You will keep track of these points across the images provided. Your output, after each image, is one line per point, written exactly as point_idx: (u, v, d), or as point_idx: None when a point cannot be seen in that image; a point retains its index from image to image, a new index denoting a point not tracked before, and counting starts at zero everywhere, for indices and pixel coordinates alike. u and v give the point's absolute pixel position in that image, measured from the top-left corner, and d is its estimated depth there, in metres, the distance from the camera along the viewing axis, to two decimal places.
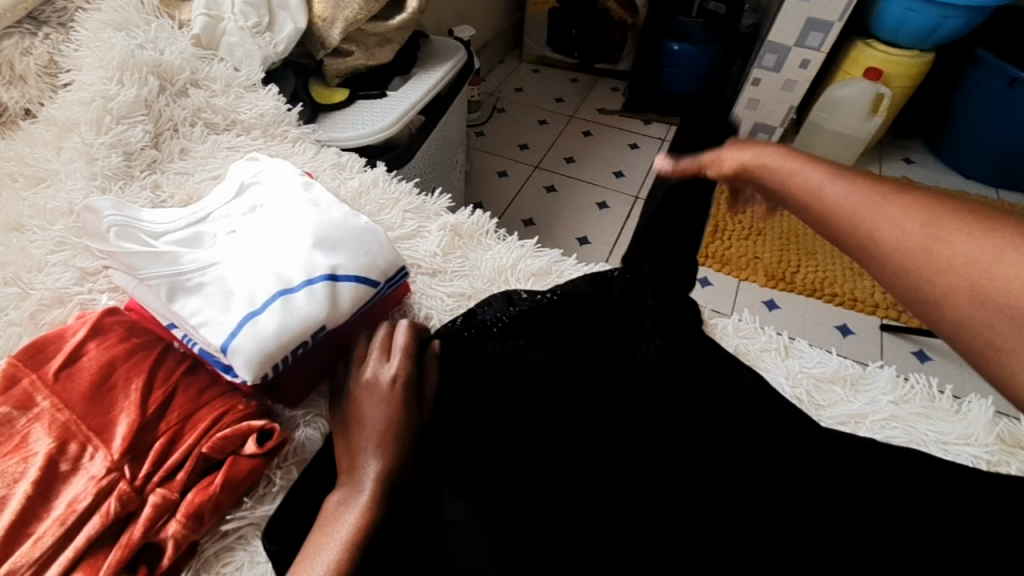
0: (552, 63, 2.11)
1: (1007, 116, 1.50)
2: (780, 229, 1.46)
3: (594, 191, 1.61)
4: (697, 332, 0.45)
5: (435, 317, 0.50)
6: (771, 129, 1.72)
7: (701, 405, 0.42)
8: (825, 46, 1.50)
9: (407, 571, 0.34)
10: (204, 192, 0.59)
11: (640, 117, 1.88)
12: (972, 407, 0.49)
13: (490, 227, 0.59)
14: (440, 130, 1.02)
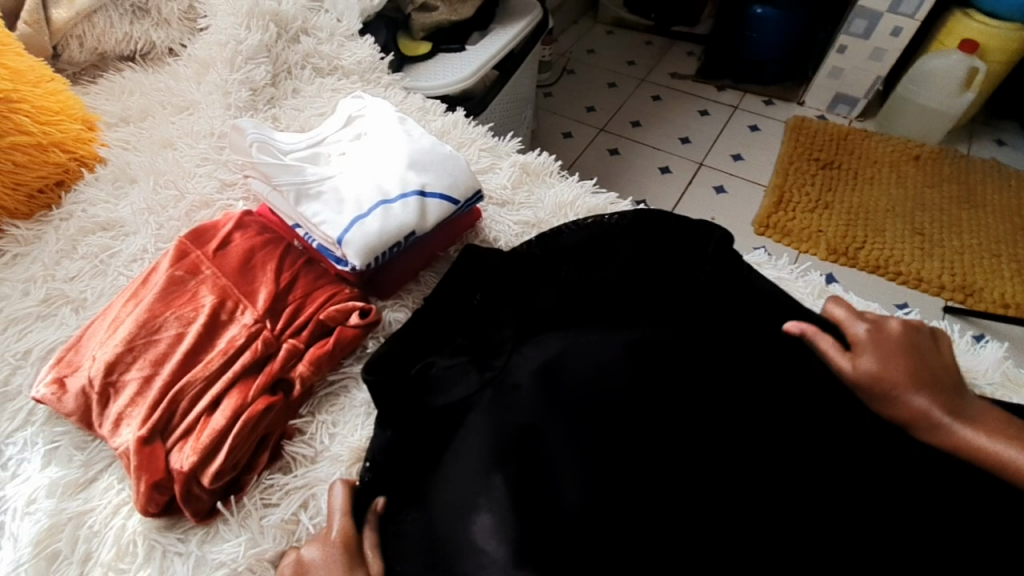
0: (627, 25, 2.11)
1: None
2: (848, 203, 1.44)
3: (657, 155, 1.63)
4: (720, 266, 0.53)
5: (503, 239, 0.59)
6: (854, 101, 1.64)
7: (723, 323, 0.50)
8: (919, 14, 1.43)
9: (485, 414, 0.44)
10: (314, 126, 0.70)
11: (714, 84, 1.84)
12: (984, 349, 0.55)
13: (555, 169, 0.66)
14: (513, 85, 1.08)
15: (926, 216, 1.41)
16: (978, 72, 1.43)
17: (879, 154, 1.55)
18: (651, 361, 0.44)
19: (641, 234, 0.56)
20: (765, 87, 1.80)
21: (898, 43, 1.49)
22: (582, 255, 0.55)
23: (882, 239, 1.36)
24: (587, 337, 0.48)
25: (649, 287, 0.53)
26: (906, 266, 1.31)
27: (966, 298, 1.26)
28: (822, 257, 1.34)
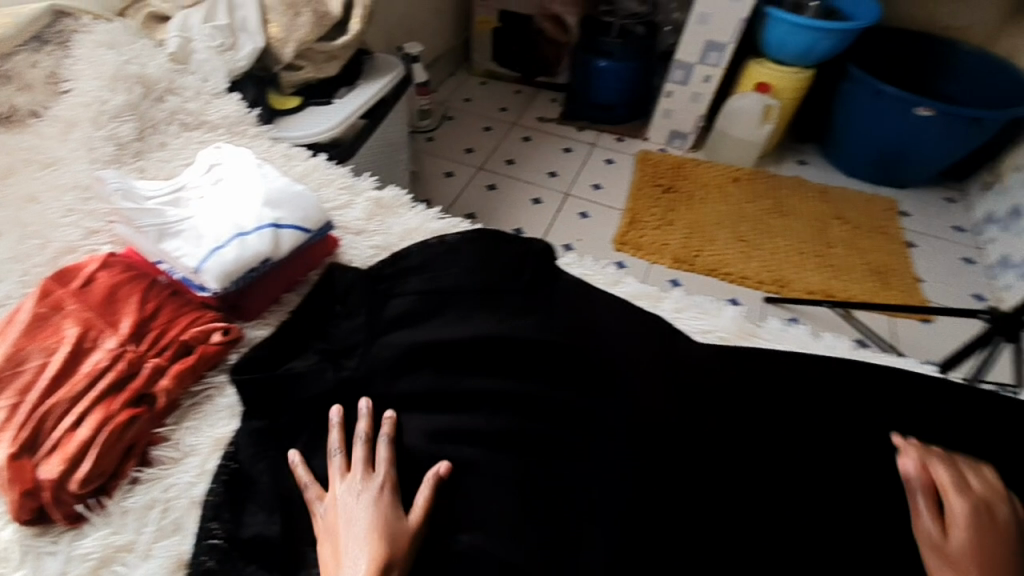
0: (497, 76, 2.39)
1: (874, 121, 1.74)
2: (686, 220, 1.73)
3: (529, 189, 1.86)
4: (536, 266, 0.69)
5: (357, 261, 0.69)
6: (684, 136, 1.99)
7: (538, 306, 0.65)
8: (721, 64, 1.77)
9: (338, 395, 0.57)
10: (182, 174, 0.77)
11: (575, 125, 2.15)
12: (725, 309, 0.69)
13: (406, 201, 0.78)
14: (382, 132, 1.22)
15: (747, 225, 1.73)
16: (772, 108, 1.79)
17: (707, 179, 1.89)
18: (476, 343, 0.61)
19: (479, 248, 0.70)
20: (615, 126, 2.13)
21: (709, 88, 1.84)
22: (432, 265, 0.68)
23: (714, 248, 1.65)
24: (434, 327, 0.62)
25: (485, 287, 0.66)
26: (733, 267, 1.60)
27: (779, 289, 1.55)
28: (668, 266, 1.60)
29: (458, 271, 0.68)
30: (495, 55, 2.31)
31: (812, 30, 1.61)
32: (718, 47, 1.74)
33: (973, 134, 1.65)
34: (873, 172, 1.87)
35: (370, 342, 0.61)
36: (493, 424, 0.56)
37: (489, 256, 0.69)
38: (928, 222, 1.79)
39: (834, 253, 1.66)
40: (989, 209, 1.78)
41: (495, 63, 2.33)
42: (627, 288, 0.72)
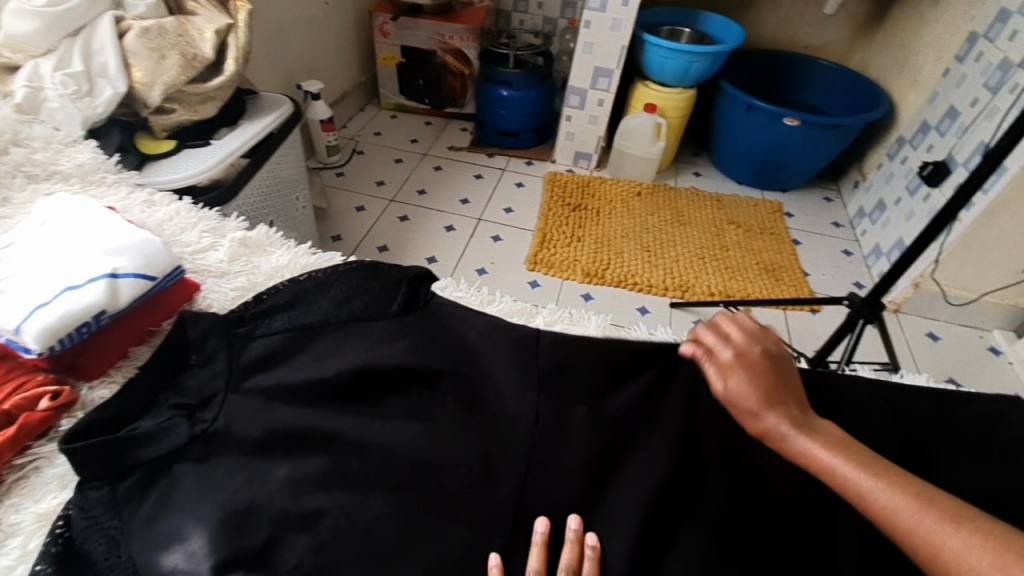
0: (407, 109, 2.42)
1: (751, 133, 1.91)
2: (594, 236, 1.81)
3: (442, 217, 1.87)
4: (411, 291, 0.70)
5: (216, 305, 0.67)
6: (589, 156, 2.10)
7: (411, 332, 0.65)
8: (611, 88, 1.90)
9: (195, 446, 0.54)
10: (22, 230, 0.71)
11: (485, 152, 2.21)
12: (593, 319, 0.70)
13: (277, 239, 0.76)
14: (270, 169, 1.19)
15: (650, 236, 1.84)
16: (662, 126, 1.93)
17: (613, 195, 2.00)
18: (343, 380, 0.59)
19: (353, 278, 0.70)
20: (523, 151, 2.22)
21: (604, 110, 1.97)
22: (302, 300, 0.67)
23: (622, 260, 1.73)
24: (301, 365, 0.60)
25: (355, 319, 0.65)
26: (640, 277, 1.68)
27: (684, 294, 1.63)
28: (580, 281, 1.65)
29: (330, 303, 0.67)
30: (402, 89, 2.35)
31: (686, 54, 1.76)
32: (605, 72, 1.87)
33: (836, 139, 1.83)
34: (758, 178, 2.05)
35: (229, 390, 0.58)
36: (361, 463, 0.54)
37: (362, 285, 0.69)
38: (810, 220, 1.96)
39: (729, 255, 1.79)
40: (860, 204, 1.96)
41: (402, 96, 2.37)
42: (501, 305, 0.71)
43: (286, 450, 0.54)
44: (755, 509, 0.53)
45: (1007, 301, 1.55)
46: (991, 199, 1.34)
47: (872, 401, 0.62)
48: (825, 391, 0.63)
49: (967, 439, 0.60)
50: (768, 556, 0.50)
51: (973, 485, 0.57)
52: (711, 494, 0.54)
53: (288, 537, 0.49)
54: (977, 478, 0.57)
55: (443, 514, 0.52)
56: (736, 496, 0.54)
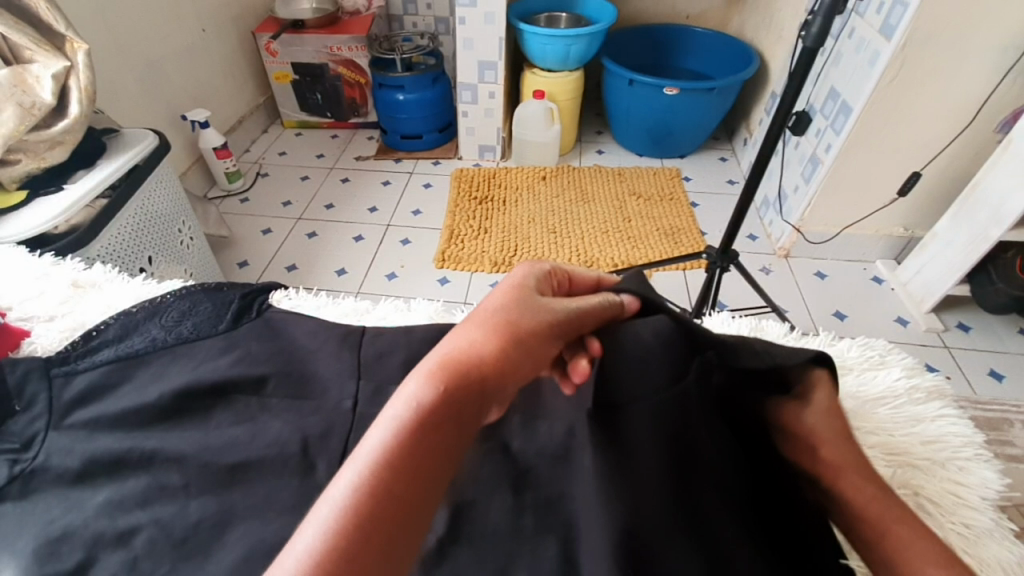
0: (311, 125, 2.41)
1: (638, 106, 1.98)
2: (501, 226, 1.85)
3: (350, 228, 1.87)
4: (244, 301, 0.72)
5: (45, 347, 0.67)
6: (492, 148, 2.15)
7: (238, 341, 0.66)
8: (499, 79, 1.94)
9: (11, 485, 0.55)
10: None
11: (392, 158, 2.22)
12: (423, 304, 0.76)
13: (114, 276, 0.79)
14: (137, 205, 1.18)
15: (555, 218, 1.89)
16: (554, 110, 1.99)
17: (520, 182, 2.05)
18: (169, 397, 0.60)
19: (185, 303, 0.71)
20: (430, 151, 2.24)
21: (497, 102, 2.01)
22: (132, 330, 0.68)
23: (529, 245, 1.78)
24: (123, 391, 0.62)
25: (184, 340, 0.66)
26: (547, 258, 1.73)
27: (589, 269, 1.69)
28: (488, 272, 1.69)
29: (160, 327, 0.68)
30: (301, 105, 2.33)
31: (562, 39, 1.82)
32: (490, 65, 1.90)
33: (716, 101, 1.92)
34: (654, 148, 2.13)
35: (47, 427, 0.59)
36: (182, 475, 0.55)
37: (194, 306, 0.71)
38: (707, 181, 2.05)
39: (632, 225, 1.85)
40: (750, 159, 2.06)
41: (304, 113, 2.35)
42: (338, 308, 0.75)
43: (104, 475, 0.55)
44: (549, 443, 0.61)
45: (882, 231, 1.65)
46: (844, 139, 1.44)
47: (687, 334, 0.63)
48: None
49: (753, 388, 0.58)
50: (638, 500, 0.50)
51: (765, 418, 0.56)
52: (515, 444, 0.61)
53: (102, 555, 0.50)
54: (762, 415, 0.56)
55: (265, 512, 0.53)
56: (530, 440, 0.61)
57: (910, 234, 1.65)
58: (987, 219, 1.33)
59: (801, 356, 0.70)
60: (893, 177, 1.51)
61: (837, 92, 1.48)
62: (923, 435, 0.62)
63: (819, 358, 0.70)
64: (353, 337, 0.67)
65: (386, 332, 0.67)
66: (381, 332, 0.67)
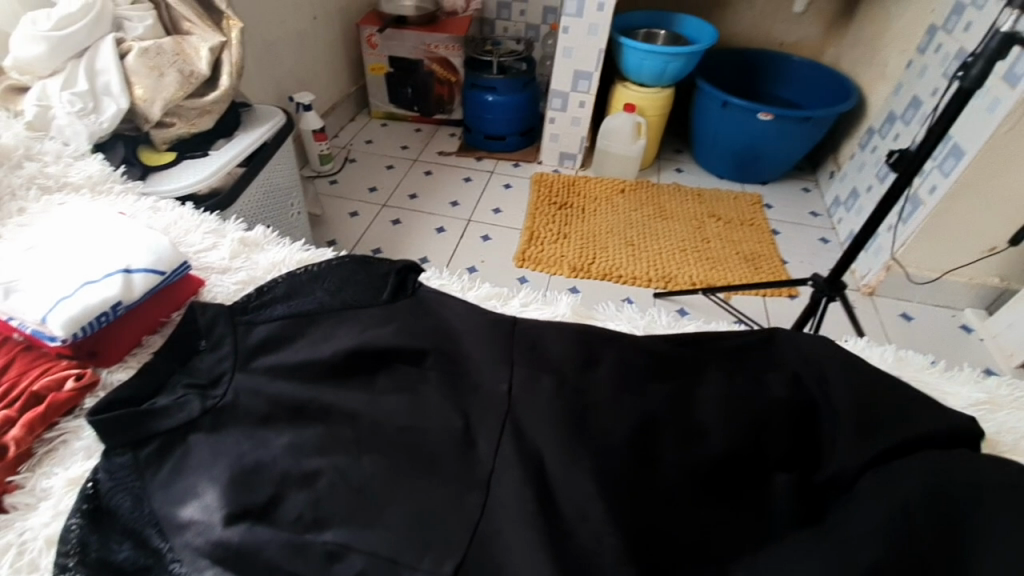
0: (397, 117, 2.49)
1: (728, 128, 1.98)
2: (580, 233, 1.88)
3: (432, 219, 1.93)
4: (398, 276, 0.75)
5: (222, 296, 0.73)
6: (573, 156, 2.18)
7: (398, 313, 0.70)
8: (591, 90, 1.98)
9: (205, 418, 0.60)
10: (32, 223, 0.77)
11: (473, 156, 2.28)
12: (561, 299, 0.78)
13: (272, 238, 0.84)
14: (265, 176, 1.26)
15: (634, 231, 1.91)
16: (641, 125, 2.01)
17: (598, 193, 2.07)
18: (341, 356, 0.65)
19: (345, 270, 0.75)
20: (511, 154, 2.30)
21: (586, 111, 2.04)
22: (298, 291, 0.73)
23: (606, 255, 1.80)
24: (299, 346, 0.66)
25: (348, 306, 0.71)
26: (624, 269, 1.74)
27: (667, 285, 1.70)
28: (567, 276, 1.72)
29: (324, 291, 0.73)
30: (391, 98, 2.42)
31: (661, 55, 1.84)
32: (585, 75, 1.94)
33: (809, 131, 1.90)
34: (736, 172, 2.13)
35: (233, 369, 0.64)
36: (356, 432, 0.60)
37: (353, 275, 0.75)
38: (789, 210, 2.03)
39: (711, 246, 1.85)
40: (836, 192, 2.02)
41: (392, 105, 2.44)
42: (480, 292, 0.79)
43: (289, 420, 0.60)
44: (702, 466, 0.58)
45: (976, 279, 1.60)
46: (952, 182, 1.40)
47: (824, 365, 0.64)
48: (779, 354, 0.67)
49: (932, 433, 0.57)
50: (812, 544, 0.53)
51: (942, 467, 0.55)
52: (669, 455, 0.58)
53: (290, 494, 0.55)
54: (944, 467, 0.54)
55: (433, 475, 0.57)
56: (690, 456, 0.58)
57: (1004, 286, 1.59)
58: None
59: (948, 388, 0.69)
60: (1000, 226, 1.47)
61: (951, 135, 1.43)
62: None
63: (966, 391, 0.68)
64: (505, 323, 0.70)
65: (536, 323, 0.71)
66: (531, 321, 0.71)
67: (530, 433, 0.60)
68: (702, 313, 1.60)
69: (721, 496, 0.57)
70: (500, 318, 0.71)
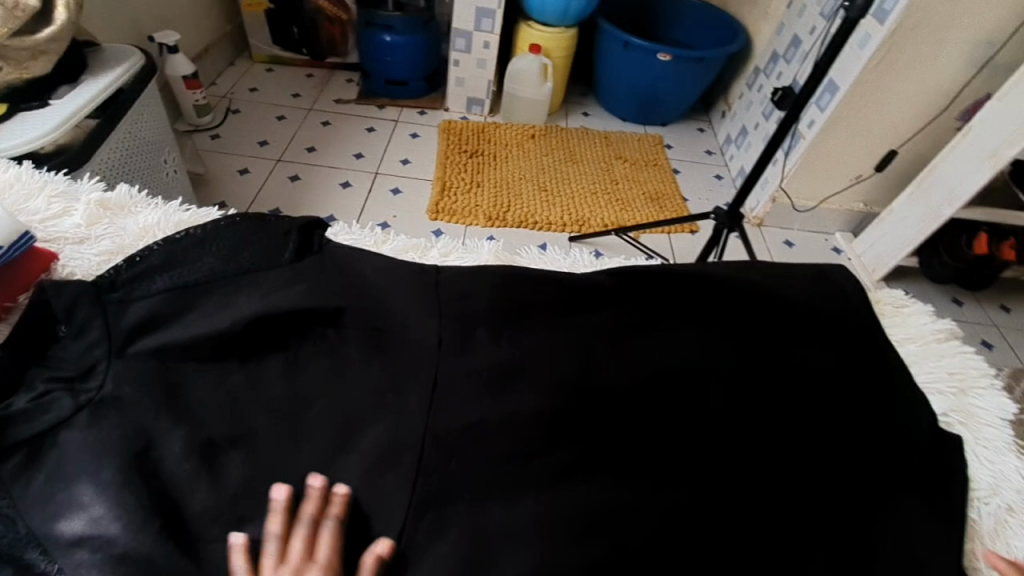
0: (283, 61, 2.25)
1: (629, 69, 2.01)
2: (493, 181, 1.86)
3: (336, 173, 1.80)
4: (300, 235, 0.68)
5: (81, 272, 0.64)
6: (481, 101, 2.12)
7: (302, 275, 0.64)
8: (495, 29, 1.90)
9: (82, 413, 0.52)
10: None
11: (375, 104, 2.13)
12: (480, 246, 0.76)
13: (141, 199, 0.74)
14: (126, 129, 1.08)
15: (546, 176, 1.91)
16: (547, 67, 1.99)
17: (509, 139, 2.05)
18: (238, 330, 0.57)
19: (235, 231, 0.67)
20: (415, 100, 2.17)
21: (490, 53, 1.98)
22: (180, 259, 0.64)
23: (521, 202, 1.80)
24: (188, 319, 0.59)
25: (245, 271, 0.63)
26: (539, 215, 1.76)
27: (580, 228, 1.74)
28: (482, 225, 1.70)
29: (213, 257, 0.64)
30: (274, 38, 2.17)
31: None
32: (488, 13, 1.86)
33: (703, 72, 1.98)
34: (639, 115, 2.18)
35: (109, 355, 0.55)
36: (271, 415, 0.54)
37: (246, 237, 0.67)
38: (687, 150, 2.13)
39: (619, 188, 1.91)
40: (728, 131, 2.15)
41: (277, 47, 2.20)
42: (394, 243, 0.74)
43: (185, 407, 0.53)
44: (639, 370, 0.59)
45: (844, 206, 1.77)
46: (827, 117, 1.52)
47: (724, 276, 0.70)
48: (759, 274, 0.71)
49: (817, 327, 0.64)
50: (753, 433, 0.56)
51: (833, 352, 0.62)
52: (604, 379, 0.58)
53: (194, 487, 0.49)
54: (836, 354, 0.62)
55: (371, 442, 0.53)
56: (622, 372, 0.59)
57: (868, 210, 1.79)
58: (942, 196, 1.46)
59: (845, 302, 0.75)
60: (868, 151, 1.61)
61: (826, 73, 1.53)
62: (948, 366, 0.64)
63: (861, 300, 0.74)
64: (416, 272, 0.67)
65: (451, 276, 0.66)
66: (448, 271, 0.67)
67: (478, 389, 0.57)
68: (614, 254, 1.67)
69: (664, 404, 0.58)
70: (417, 275, 0.66)
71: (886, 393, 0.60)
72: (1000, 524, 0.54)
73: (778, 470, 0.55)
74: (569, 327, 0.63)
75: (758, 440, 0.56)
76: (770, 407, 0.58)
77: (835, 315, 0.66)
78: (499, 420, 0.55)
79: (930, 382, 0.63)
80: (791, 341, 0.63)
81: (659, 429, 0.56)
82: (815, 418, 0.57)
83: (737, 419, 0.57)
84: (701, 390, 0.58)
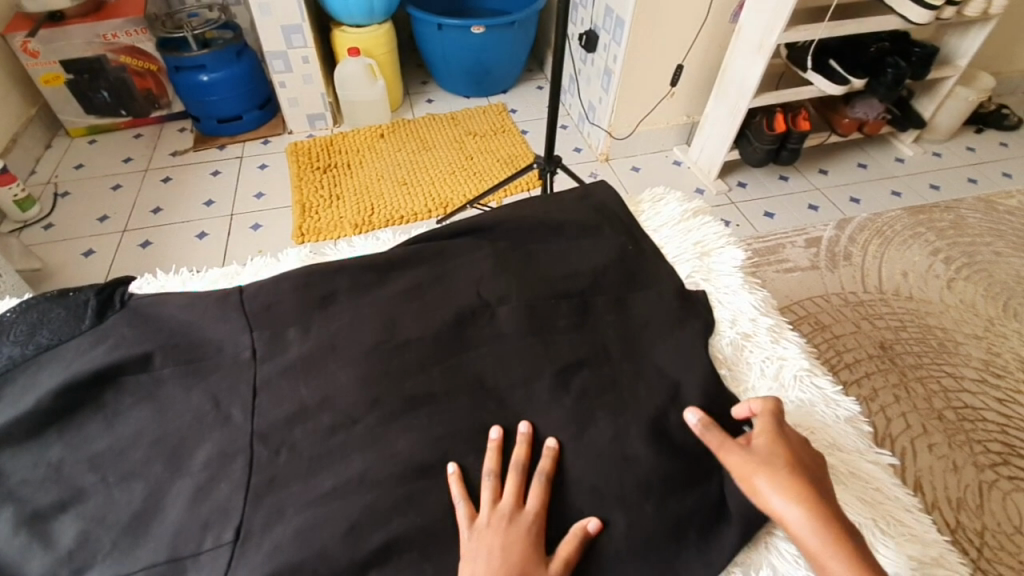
0: (104, 128, 2.13)
1: (451, 48, 2.07)
2: (352, 190, 1.87)
3: (189, 227, 1.75)
4: (98, 297, 0.71)
5: None
6: (321, 115, 2.11)
7: (106, 334, 0.67)
8: (308, 42, 1.90)
9: None
10: None
11: (215, 146, 2.07)
12: (288, 255, 0.82)
13: None
14: None
15: (403, 169, 1.96)
16: (372, 66, 2.00)
17: (358, 145, 2.06)
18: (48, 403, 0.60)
19: (30, 315, 0.69)
20: (255, 131, 2.13)
21: (312, 66, 1.97)
22: None
23: (385, 202, 1.83)
24: None
25: (47, 349, 0.66)
26: (404, 209, 1.80)
27: (446, 210, 1.80)
28: (351, 235, 1.73)
29: (11, 345, 0.66)
30: (86, 108, 2.05)
31: None
32: (294, 28, 1.85)
33: (519, 34, 2.07)
34: (477, 88, 2.26)
35: None
36: (97, 472, 0.58)
37: (43, 316, 0.69)
38: (531, 109, 2.24)
39: (475, 161, 1.99)
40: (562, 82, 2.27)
41: (92, 116, 2.07)
42: (204, 277, 0.79)
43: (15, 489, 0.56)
44: (437, 322, 0.68)
45: (671, 122, 1.94)
46: (625, 49, 1.65)
47: (501, 222, 0.81)
48: (531, 212, 0.82)
49: (579, 244, 0.78)
50: (537, 342, 0.67)
51: (589, 261, 0.76)
52: (408, 336, 0.67)
53: (33, 555, 0.52)
54: (592, 260, 0.76)
55: (199, 461, 0.58)
56: (426, 327, 0.68)
57: (692, 120, 1.96)
58: (737, 92, 1.65)
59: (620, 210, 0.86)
60: (672, 72, 1.77)
61: (611, 8, 1.67)
62: (695, 240, 0.83)
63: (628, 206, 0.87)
64: (223, 295, 0.71)
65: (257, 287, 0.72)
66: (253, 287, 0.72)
67: (301, 379, 0.64)
68: None
69: (461, 343, 0.67)
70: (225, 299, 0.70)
71: (635, 279, 0.75)
72: (739, 348, 0.72)
73: (562, 361, 0.65)
74: (372, 303, 0.70)
75: (543, 344, 0.67)
76: (547, 317, 0.70)
77: (590, 230, 0.80)
78: (321, 401, 0.62)
79: (675, 259, 0.81)
80: (559, 262, 0.76)
81: (460, 364, 0.65)
82: (582, 315, 0.71)
83: (524, 336, 0.68)
84: (492, 321, 0.69)
